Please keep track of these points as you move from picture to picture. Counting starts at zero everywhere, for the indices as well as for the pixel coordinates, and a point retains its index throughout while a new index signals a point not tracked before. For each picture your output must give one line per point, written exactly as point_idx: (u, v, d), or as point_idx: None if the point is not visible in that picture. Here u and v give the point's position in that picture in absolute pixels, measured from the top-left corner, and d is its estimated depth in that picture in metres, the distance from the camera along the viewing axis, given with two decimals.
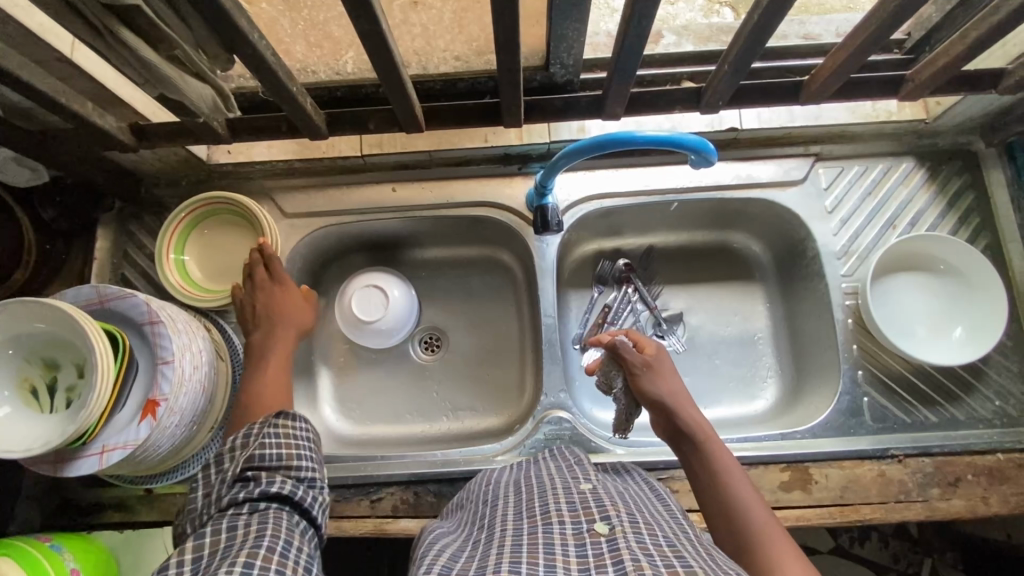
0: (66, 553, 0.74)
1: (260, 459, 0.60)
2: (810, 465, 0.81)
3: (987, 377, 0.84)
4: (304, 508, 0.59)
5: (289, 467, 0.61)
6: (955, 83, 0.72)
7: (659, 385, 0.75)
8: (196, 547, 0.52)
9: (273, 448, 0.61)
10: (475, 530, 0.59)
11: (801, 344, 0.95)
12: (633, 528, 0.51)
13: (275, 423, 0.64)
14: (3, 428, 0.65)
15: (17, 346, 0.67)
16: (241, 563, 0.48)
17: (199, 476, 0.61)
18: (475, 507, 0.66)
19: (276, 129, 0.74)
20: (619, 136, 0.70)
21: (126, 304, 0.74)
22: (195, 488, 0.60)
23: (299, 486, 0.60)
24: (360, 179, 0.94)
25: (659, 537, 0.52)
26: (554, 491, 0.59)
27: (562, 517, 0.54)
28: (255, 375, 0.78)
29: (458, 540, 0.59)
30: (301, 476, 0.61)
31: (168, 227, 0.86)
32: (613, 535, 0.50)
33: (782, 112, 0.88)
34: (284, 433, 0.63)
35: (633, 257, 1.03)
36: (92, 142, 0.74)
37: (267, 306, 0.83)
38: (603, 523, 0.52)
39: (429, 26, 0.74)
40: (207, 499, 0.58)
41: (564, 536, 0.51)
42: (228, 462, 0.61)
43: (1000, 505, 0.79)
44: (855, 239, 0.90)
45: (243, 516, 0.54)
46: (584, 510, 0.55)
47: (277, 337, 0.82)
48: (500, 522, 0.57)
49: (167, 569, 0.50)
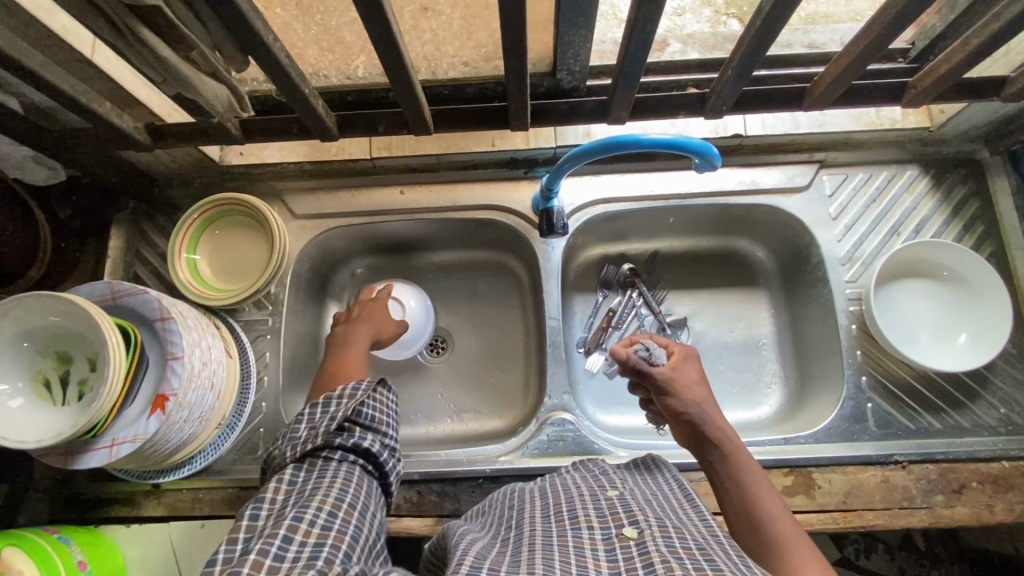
0: (72, 545, 0.75)
1: (359, 416, 0.67)
2: (813, 470, 0.81)
3: (992, 385, 0.84)
4: (383, 471, 0.66)
5: (378, 429, 0.68)
6: (957, 90, 0.73)
7: (684, 397, 0.73)
8: (286, 490, 0.58)
9: (374, 410, 0.69)
10: (504, 530, 0.60)
11: (805, 350, 0.95)
12: (662, 531, 0.52)
13: (377, 392, 0.70)
14: (15, 419, 0.66)
15: (31, 340, 0.69)
16: (323, 509, 0.55)
17: (305, 412, 0.67)
18: (499, 512, 0.66)
19: (288, 130, 0.76)
20: (621, 139, 0.71)
21: (137, 300, 0.75)
22: (296, 422, 0.66)
23: (384, 449, 0.67)
24: (368, 182, 0.96)
25: (688, 540, 0.51)
26: (583, 497, 0.60)
27: (590, 522, 0.54)
28: (338, 351, 0.82)
29: (486, 538, 0.60)
30: (387, 441, 0.68)
31: (181, 226, 0.87)
32: (642, 538, 0.50)
33: (785, 119, 0.89)
34: (381, 402, 0.70)
35: (638, 262, 1.04)
36: (108, 142, 0.75)
37: (369, 313, 0.90)
38: (632, 527, 0.52)
39: (438, 32, 0.77)
40: (310, 431, 0.64)
41: (593, 541, 0.52)
42: (333, 407, 0.66)
43: (1005, 514, 0.78)
44: (859, 245, 0.90)
45: (332, 464, 0.62)
46: (612, 516, 0.55)
47: (366, 335, 0.86)
48: (527, 523, 0.58)
49: (263, 501, 0.57)
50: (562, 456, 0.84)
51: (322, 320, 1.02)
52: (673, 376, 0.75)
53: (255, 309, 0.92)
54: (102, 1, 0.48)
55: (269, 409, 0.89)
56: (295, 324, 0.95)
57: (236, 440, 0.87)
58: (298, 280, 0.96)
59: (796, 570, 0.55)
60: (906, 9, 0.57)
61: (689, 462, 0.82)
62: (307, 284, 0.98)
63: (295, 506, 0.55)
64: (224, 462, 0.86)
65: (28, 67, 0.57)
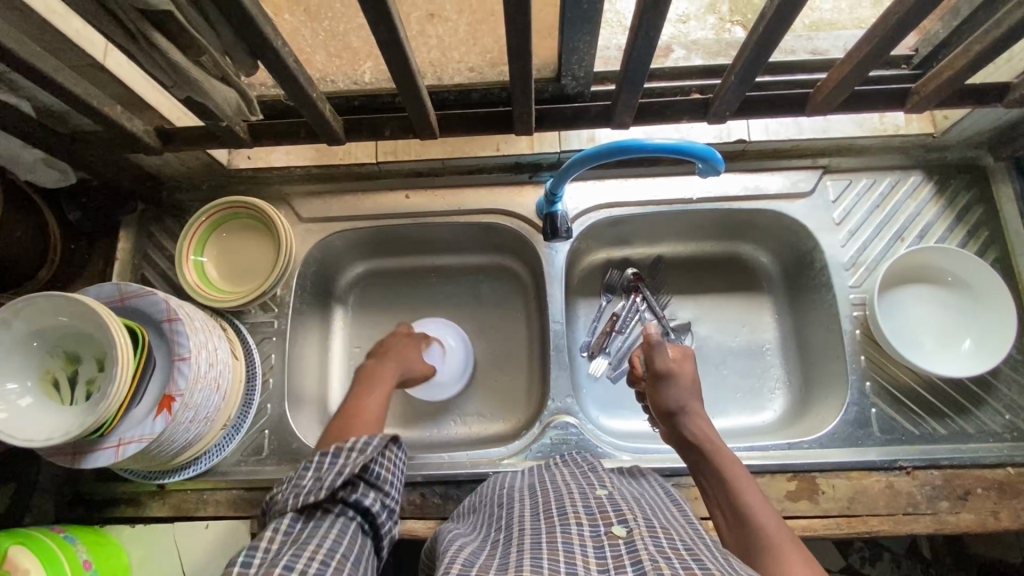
0: (78, 544, 0.76)
1: (367, 473, 0.67)
2: (817, 476, 0.81)
3: (997, 391, 0.84)
4: (378, 532, 0.66)
5: (381, 487, 0.68)
6: (960, 96, 0.73)
7: (673, 392, 0.78)
8: (276, 540, 0.57)
9: (382, 468, 0.69)
10: (491, 531, 0.61)
11: (810, 355, 0.95)
12: (650, 531, 0.53)
13: (387, 450, 0.70)
14: (23, 417, 0.67)
15: (41, 339, 0.69)
16: (316, 563, 0.54)
17: (313, 458, 0.65)
18: (489, 510, 0.67)
19: (295, 134, 0.77)
20: (628, 143, 0.71)
21: (145, 301, 0.76)
22: (302, 470, 0.64)
23: (384, 511, 0.67)
24: (374, 186, 0.97)
25: (675, 539, 0.53)
26: (572, 495, 0.61)
27: (579, 519, 0.55)
28: (360, 393, 0.84)
29: (476, 540, 0.60)
30: (388, 503, 0.68)
31: (189, 227, 0.88)
32: (630, 537, 0.51)
33: (789, 125, 0.89)
34: (390, 462, 0.70)
35: (642, 266, 1.05)
36: (119, 145, 0.77)
37: (406, 345, 0.94)
38: (620, 526, 0.53)
39: (444, 39, 0.79)
40: (315, 483, 0.62)
41: (582, 537, 0.52)
42: (341, 459, 0.65)
43: (1011, 521, 0.78)
44: (863, 250, 0.90)
45: (332, 517, 0.61)
46: (601, 514, 0.56)
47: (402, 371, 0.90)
48: (517, 523, 0.58)
49: (256, 547, 0.56)
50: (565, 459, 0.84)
51: (328, 323, 1.03)
52: (665, 377, 0.79)
53: (261, 311, 0.93)
54: (115, 6, 0.49)
55: (274, 410, 0.90)
56: (300, 327, 0.96)
57: (241, 442, 0.88)
58: (303, 283, 0.97)
59: (778, 559, 0.58)
60: (907, 16, 0.57)
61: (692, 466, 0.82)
62: (312, 287, 0.99)
63: (287, 554, 0.55)
64: (229, 463, 0.87)
65: (42, 71, 0.59)
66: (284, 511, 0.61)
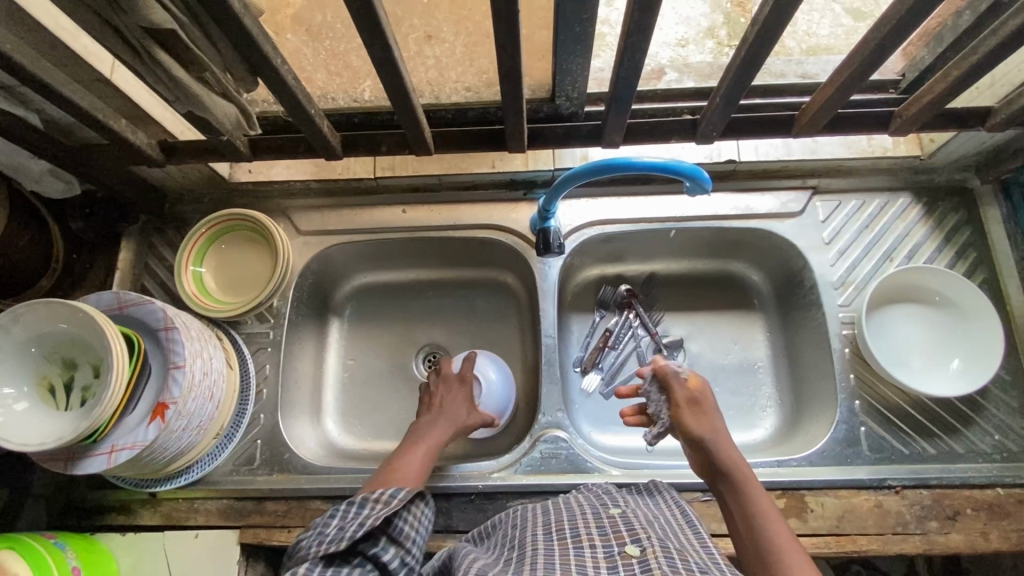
0: (68, 551, 0.76)
1: (391, 527, 0.64)
2: (806, 493, 0.81)
3: (986, 411, 0.84)
4: None
5: (403, 543, 0.64)
6: (943, 120, 0.75)
7: (701, 423, 0.74)
8: None
9: (405, 523, 0.66)
10: (507, 550, 0.61)
11: (801, 373, 0.96)
12: (664, 550, 0.53)
13: (412, 506, 0.68)
14: (19, 421, 0.68)
15: (39, 345, 0.71)
16: None
17: (339, 507, 0.63)
18: (505, 531, 0.67)
19: (294, 149, 0.79)
20: (615, 162, 0.73)
21: (142, 310, 0.78)
22: (327, 518, 0.62)
23: (403, 568, 0.63)
24: (372, 200, 0.98)
25: (690, 560, 0.53)
26: (585, 515, 0.62)
27: (593, 541, 0.56)
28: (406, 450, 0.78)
29: (492, 558, 0.61)
30: (409, 559, 0.64)
31: (189, 239, 0.90)
32: (644, 556, 0.52)
33: (778, 146, 0.91)
34: (415, 517, 0.68)
35: (635, 283, 1.06)
36: (123, 158, 0.79)
37: (465, 402, 0.88)
38: (634, 545, 0.54)
39: (441, 59, 0.85)
40: (338, 531, 0.60)
41: (596, 560, 0.54)
42: (367, 510, 0.63)
43: (1000, 541, 0.78)
44: (852, 270, 0.91)
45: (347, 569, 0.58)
46: (615, 534, 0.57)
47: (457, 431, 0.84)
48: (530, 543, 0.59)
49: None
50: (555, 473, 0.84)
51: (323, 335, 1.04)
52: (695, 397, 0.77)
53: (257, 322, 0.94)
54: (121, 23, 0.51)
55: (268, 420, 0.90)
56: (296, 338, 0.97)
57: (234, 451, 0.88)
58: (300, 294, 0.98)
59: None
60: (884, 41, 0.59)
61: (680, 481, 0.82)
62: (309, 299, 1.00)
63: None
64: (221, 472, 0.87)
65: (49, 84, 0.61)
66: (303, 557, 0.59)
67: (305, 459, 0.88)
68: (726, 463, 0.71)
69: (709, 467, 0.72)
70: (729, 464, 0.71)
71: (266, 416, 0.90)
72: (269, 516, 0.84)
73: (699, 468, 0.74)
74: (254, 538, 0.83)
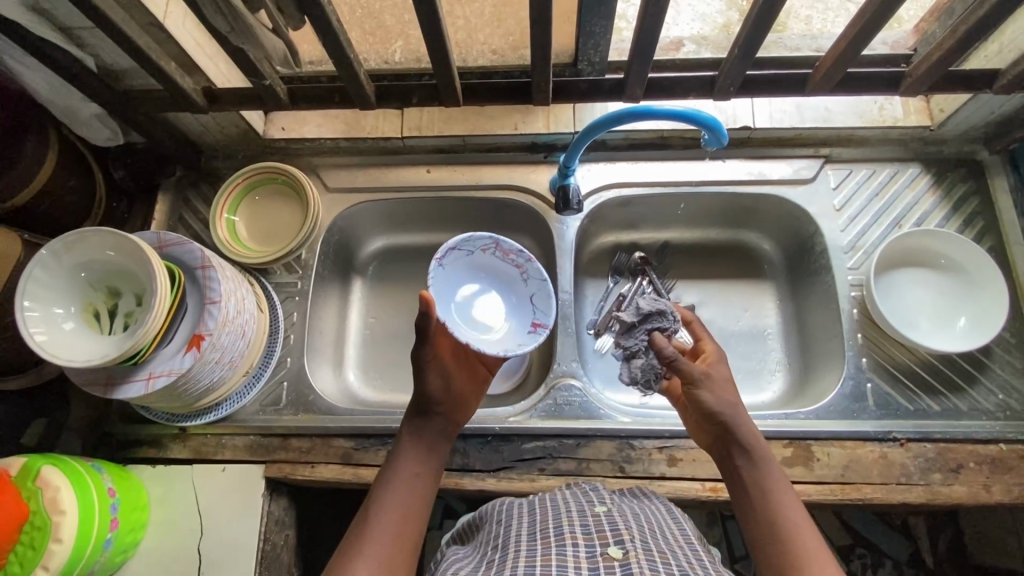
0: (104, 473, 0.80)
1: None
2: (812, 443, 0.83)
3: (990, 371, 0.87)
4: None
5: None
6: (952, 82, 0.78)
7: (726, 393, 0.72)
8: None
9: None
10: (489, 551, 0.64)
11: (810, 337, 0.98)
12: (646, 553, 0.56)
13: None
14: (66, 339, 0.72)
15: (87, 272, 0.75)
16: None
17: None
18: (490, 530, 0.70)
19: (330, 99, 0.83)
20: (638, 109, 0.76)
21: (181, 250, 0.82)
22: None
23: None
24: (398, 160, 1.02)
25: (672, 563, 0.57)
26: (569, 515, 0.65)
27: (575, 540, 0.59)
28: (380, 503, 0.65)
29: (474, 561, 0.64)
30: None
31: (224, 189, 0.95)
32: (626, 559, 0.55)
33: (792, 114, 0.94)
34: None
35: (649, 251, 1.09)
36: (169, 103, 0.83)
37: (418, 433, 0.72)
38: (617, 548, 0.57)
39: (470, 19, 0.88)
40: None
41: (577, 559, 0.56)
42: None
43: (1003, 494, 0.80)
44: (862, 235, 0.94)
45: None
46: (598, 535, 0.60)
47: (427, 471, 0.70)
48: (512, 543, 0.62)
49: None
50: (568, 418, 0.87)
51: (346, 292, 1.08)
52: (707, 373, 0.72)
53: (286, 272, 0.98)
54: None
55: (294, 364, 0.94)
56: (321, 291, 1.01)
57: (261, 391, 0.92)
58: (326, 249, 1.02)
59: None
60: None
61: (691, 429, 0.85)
62: (333, 255, 1.04)
63: None
64: (248, 411, 0.91)
65: (109, 18, 0.65)
66: None
67: (329, 401, 0.92)
68: (740, 425, 0.70)
69: (723, 438, 0.70)
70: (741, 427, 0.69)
71: (291, 360, 0.94)
72: (293, 452, 0.88)
73: (711, 439, 0.72)
74: (279, 473, 0.87)
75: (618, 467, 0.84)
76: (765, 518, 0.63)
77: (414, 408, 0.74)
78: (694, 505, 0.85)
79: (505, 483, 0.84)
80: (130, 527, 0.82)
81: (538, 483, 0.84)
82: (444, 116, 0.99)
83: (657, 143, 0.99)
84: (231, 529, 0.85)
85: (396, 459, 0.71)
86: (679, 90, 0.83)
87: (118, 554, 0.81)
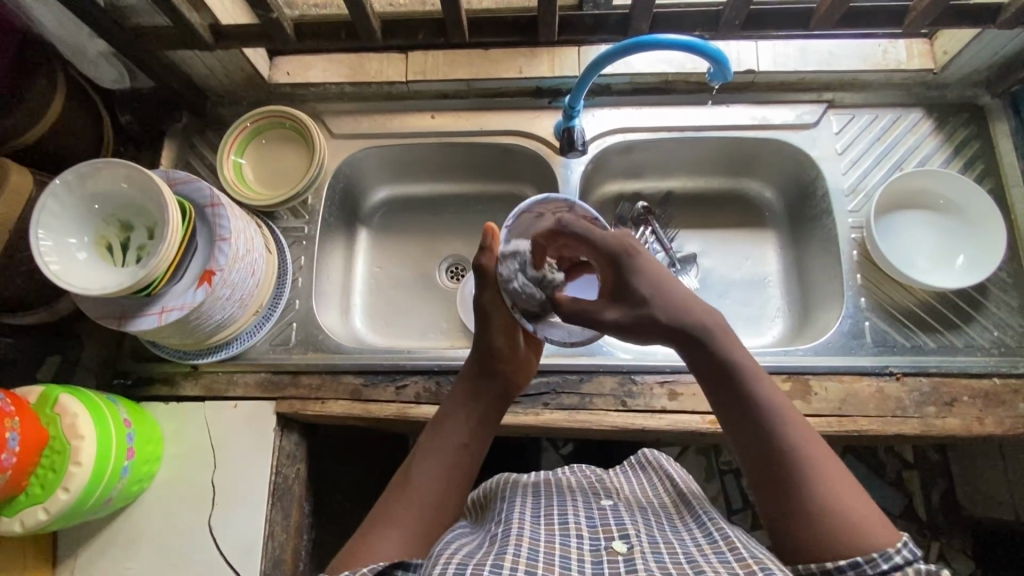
0: (120, 405, 0.82)
1: None
2: (811, 378, 0.85)
3: (986, 309, 0.88)
4: None
5: None
6: (955, 16, 0.79)
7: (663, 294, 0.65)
8: None
9: None
10: (493, 528, 0.65)
11: (810, 282, 1.00)
12: (651, 547, 0.58)
13: None
14: (79, 269, 0.73)
15: (100, 204, 0.76)
16: None
17: None
18: (494, 508, 0.71)
19: (337, 36, 0.86)
20: (643, 40, 0.76)
21: (190, 188, 0.82)
22: None
23: None
24: (403, 106, 1.02)
25: (677, 552, 0.57)
26: (575, 505, 0.66)
27: (580, 531, 0.61)
28: (425, 456, 0.67)
29: (476, 537, 0.63)
30: None
31: (232, 131, 0.96)
32: (630, 554, 0.56)
33: (796, 57, 0.95)
34: None
35: (652, 200, 1.09)
36: (177, 41, 0.84)
37: (478, 392, 0.74)
38: (621, 542, 0.58)
39: None
40: None
41: (581, 550, 0.58)
42: None
43: (995, 426, 0.82)
44: (863, 178, 0.95)
45: None
46: (602, 527, 0.61)
47: (483, 426, 0.72)
48: (513, 521, 0.62)
49: None
50: (571, 355, 0.90)
51: (352, 241, 1.09)
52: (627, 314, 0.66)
53: (292, 217, 0.99)
54: None
55: (302, 306, 0.95)
56: (328, 238, 1.02)
57: (270, 331, 0.93)
58: (332, 195, 1.03)
59: (819, 480, 0.56)
60: None
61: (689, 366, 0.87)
62: (339, 203, 1.05)
63: None
64: (259, 350, 0.92)
65: None
66: None
67: (337, 341, 0.93)
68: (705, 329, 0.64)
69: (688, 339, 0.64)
70: (716, 337, 0.64)
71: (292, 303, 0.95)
72: (304, 389, 0.90)
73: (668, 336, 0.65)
74: (290, 409, 0.89)
75: (620, 402, 0.86)
76: (752, 423, 0.60)
77: (479, 364, 0.75)
78: (694, 438, 0.87)
79: (510, 417, 0.86)
80: (146, 459, 0.84)
81: (543, 417, 0.86)
82: (448, 60, 0.99)
83: (662, 88, 1.00)
84: (243, 463, 0.87)
85: (452, 408, 0.73)
86: (683, 27, 0.83)
87: (135, 483, 0.83)
